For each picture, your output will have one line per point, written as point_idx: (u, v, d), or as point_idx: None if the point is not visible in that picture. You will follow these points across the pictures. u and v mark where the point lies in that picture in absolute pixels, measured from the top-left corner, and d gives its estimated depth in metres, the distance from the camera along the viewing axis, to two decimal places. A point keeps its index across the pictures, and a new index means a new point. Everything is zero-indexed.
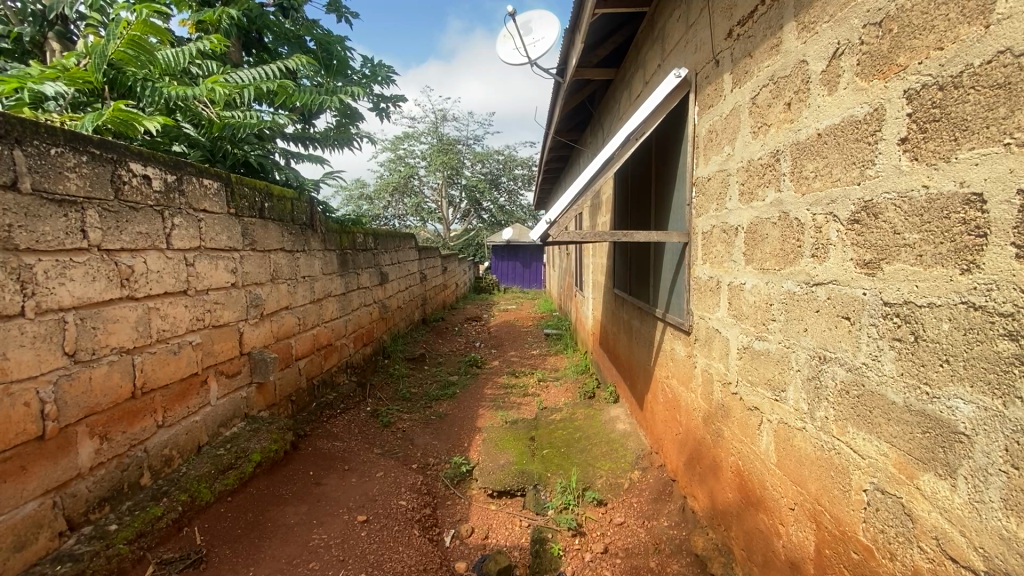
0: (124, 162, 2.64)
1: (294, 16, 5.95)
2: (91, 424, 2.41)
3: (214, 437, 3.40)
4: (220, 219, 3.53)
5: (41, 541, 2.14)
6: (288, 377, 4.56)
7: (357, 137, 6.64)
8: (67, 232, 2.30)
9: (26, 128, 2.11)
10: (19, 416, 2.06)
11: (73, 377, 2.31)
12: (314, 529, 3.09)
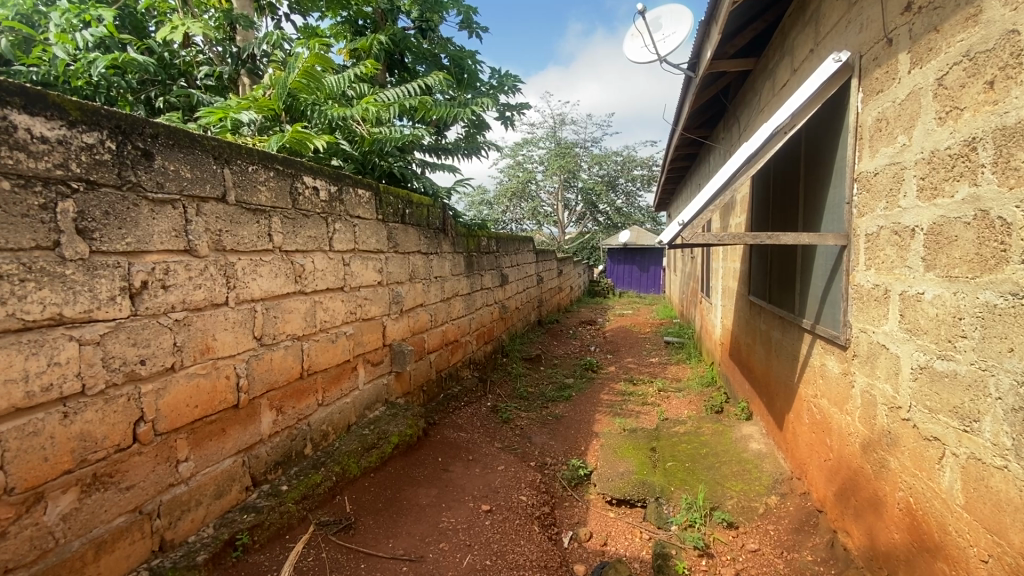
0: (299, 176, 3.08)
1: (431, 36, 6.43)
2: (270, 398, 2.84)
3: (360, 419, 3.81)
4: (370, 224, 3.94)
5: (234, 492, 2.57)
6: (420, 369, 4.94)
7: (484, 145, 6.97)
8: (258, 236, 2.74)
9: (234, 151, 2.56)
10: (222, 386, 2.49)
11: (259, 357, 2.75)
12: (443, 512, 3.31)
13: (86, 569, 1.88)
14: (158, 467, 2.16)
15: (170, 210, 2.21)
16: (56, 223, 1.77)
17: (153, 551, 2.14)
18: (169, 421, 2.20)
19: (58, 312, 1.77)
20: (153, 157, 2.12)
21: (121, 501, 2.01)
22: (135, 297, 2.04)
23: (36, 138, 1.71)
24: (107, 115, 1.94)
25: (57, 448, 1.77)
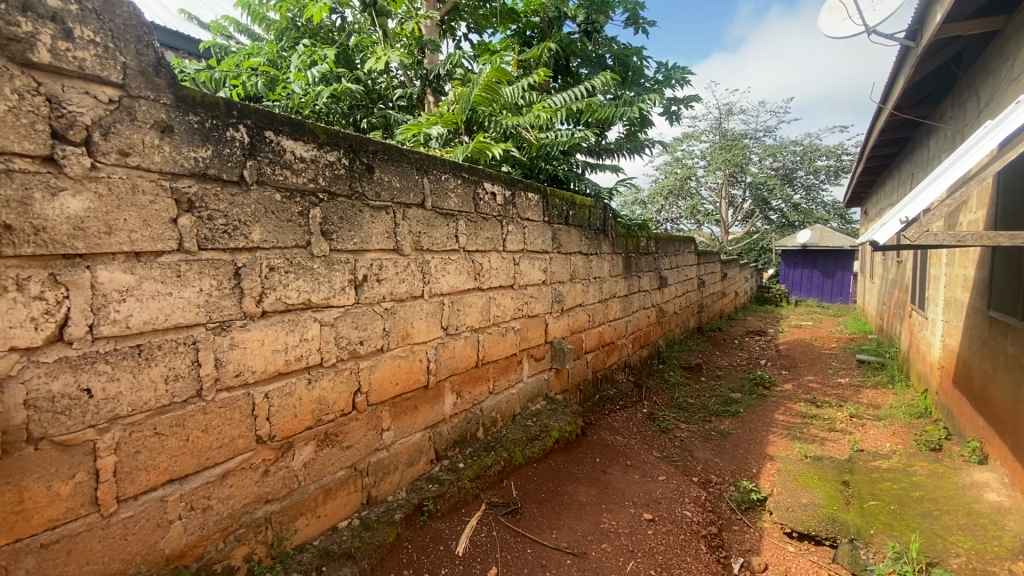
0: (480, 182, 3.36)
1: (596, 38, 6.45)
2: (451, 382, 3.16)
3: (523, 410, 4.01)
4: (538, 226, 4.12)
5: (422, 462, 2.92)
6: (578, 368, 5.01)
7: (648, 143, 6.77)
8: (448, 238, 3.06)
9: (432, 162, 2.90)
10: (416, 368, 2.85)
11: (445, 345, 3.07)
12: (604, 513, 3.31)
13: (317, 508, 2.30)
14: (368, 432, 2.56)
15: (384, 215, 2.59)
16: (308, 226, 2.19)
17: (362, 503, 2.54)
18: (377, 394, 2.59)
19: (308, 298, 2.20)
20: (373, 171, 2.51)
21: (342, 457, 2.42)
22: (357, 288, 2.44)
23: (297, 159, 2.14)
24: (343, 137, 2.35)
25: (303, 408, 2.21)
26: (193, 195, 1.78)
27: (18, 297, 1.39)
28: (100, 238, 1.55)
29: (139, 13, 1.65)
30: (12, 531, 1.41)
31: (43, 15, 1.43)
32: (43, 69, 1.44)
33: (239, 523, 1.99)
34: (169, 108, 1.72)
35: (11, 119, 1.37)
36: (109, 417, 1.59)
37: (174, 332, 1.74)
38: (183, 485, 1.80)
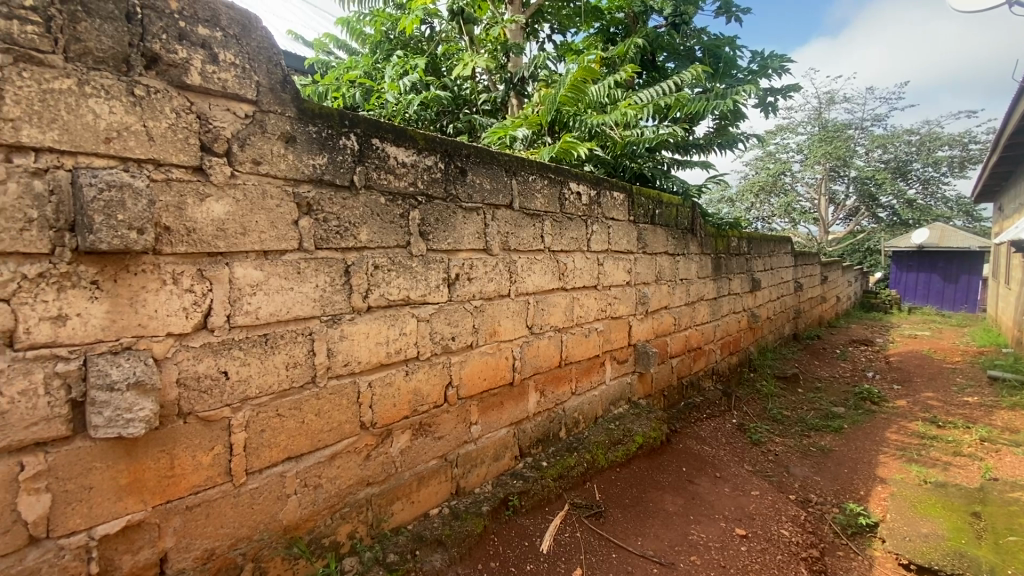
0: (566, 182, 3.36)
1: (685, 30, 6.19)
2: (536, 381, 3.20)
3: (606, 413, 3.95)
4: (623, 226, 4.05)
5: (507, 458, 2.98)
6: (663, 372, 4.85)
7: (741, 137, 6.40)
8: (534, 238, 3.10)
9: (519, 164, 2.95)
10: (503, 366, 2.92)
11: (530, 343, 3.11)
12: (692, 524, 3.19)
13: (412, 494, 2.43)
14: (458, 425, 2.67)
15: (475, 216, 2.68)
16: (408, 227, 2.32)
17: (451, 493, 2.65)
18: (467, 389, 2.69)
19: (407, 295, 2.33)
20: (466, 174, 2.61)
21: (434, 447, 2.54)
22: (450, 287, 2.55)
23: (399, 164, 2.28)
24: (440, 142, 2.46)
25: (401, 398, 2.34)
26: (311, 200, 1.95)
27: (175, 289, 1.60)
28: (236, 238, 1.74)
29: (270, 37, 1.84)
30: (165, 492, 1.63)
31: (195, 43, 1.64)
32: (195, 90, 1.65)
33: (345, 502, 2.16)
34: (293, 120, 1.90)
35: (171, 134, 1.59)
36: (242, 398, 1.79)
37: (293, 323, 1.92)
38: (299, 462, 1.98)
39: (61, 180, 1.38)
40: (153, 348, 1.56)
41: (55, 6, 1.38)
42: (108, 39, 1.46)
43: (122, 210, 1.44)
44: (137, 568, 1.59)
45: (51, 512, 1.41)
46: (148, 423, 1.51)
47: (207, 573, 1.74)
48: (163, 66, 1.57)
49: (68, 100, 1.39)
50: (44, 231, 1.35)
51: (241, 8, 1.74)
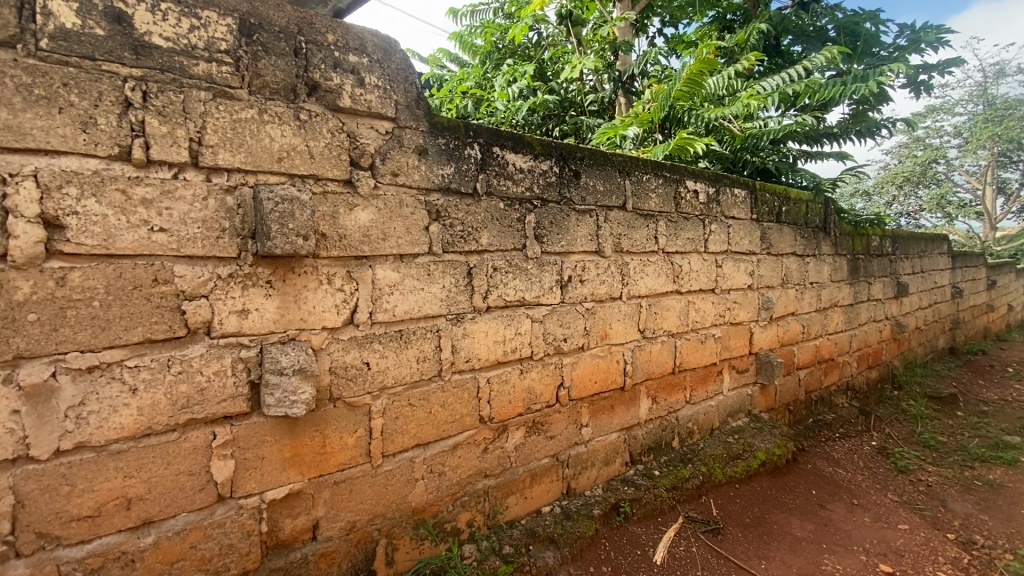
0: (682, 181, 3.23)
1: (815, 9, 5.63)
2: (647, 387, 3.11)
3: (723, 425, 3.73)
4: (745, 225, 3.79)
5: (617, 463, 2.95)
6: (788, 384, 4.46)
7: (884, 122, 5.67)
8: (648, 239, 3.03)
9: (634, 164, 2.90)
10: (615, 369, 2.89)
11: (642, 347, 3.04)
12: (824, 554, 2.91)
13: (525, 490, 2.50)
14: (569, 426, 2.69)
15: (588, 218, 2.68)
16: (524, 231, 2.39)
17: (562, 493, 2.68)
18: (578, 391, 2.70)
19: (523, 297, 2.41)
20: (580, 176, 2.63)
21: (547, 446, 2.59)
22: (563, 288, 2.58)
23: (517, 170, 2.36)
24: (556, 146, 2.51)
25: (516, 395, 2.42)
26: (440, 207, 2.10)
27: (329, 288, 1.82)
28: (377, 243, 1.93)
29: (407, 58, 2.02)
30: (319, 467, 1.85)
31: (347, 70, 1.85)
32: (346, 112, 1.86)
33: (465, 491, 2.28)
34: (425, 133, 2.06)
35: (327, 152, 1.80)
36: (379, 387, 1.97)
37: (422, 321, 2.08)
38: (426, 450, 2.14)
39: (246, 195, 1.64)
40: (311, 340, 1.79)
41: (244, 48, 1.64)
42: (281, 72, 1.70)
43: (292, 220, 1.66)
44: (295, 531, 1.82)
45: (235, 475, 1.68)
46: (307, 405, 1.74)
47: (349, 542, 1.95)
48: (321, 92, 1.80)
49: (252, 126, 1.64)
50: (233, 238, 1.62)
51: (384, 35, 1.94)
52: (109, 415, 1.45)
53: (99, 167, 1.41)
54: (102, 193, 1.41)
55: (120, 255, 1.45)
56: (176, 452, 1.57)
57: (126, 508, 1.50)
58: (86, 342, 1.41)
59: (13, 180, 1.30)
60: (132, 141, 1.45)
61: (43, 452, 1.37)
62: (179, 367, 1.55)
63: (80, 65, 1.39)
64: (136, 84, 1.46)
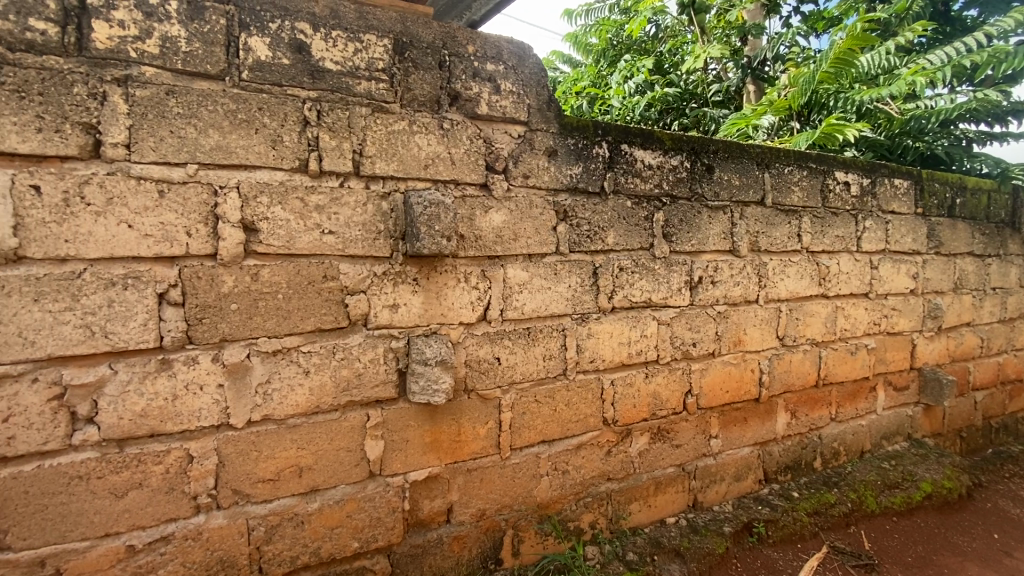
0: (831, 172, 2.91)
1: None
2: (786, 400, 2.85)
3: (875, 448, 3.28)
4: (907, 220, 3.31)
5: (750, 479, 2.74)
6: (961, 407, 3.80)
7: None
8: (789, 237, 2.77)
9: (773, 155, 2.67)
10: (749, 378, 2.68)
11: (780, 356, 2.79)
12: None
13: (649, 498, 2.43)
14: (697, 435, 2.55)
15: (722, 215, 2.52)
16: (653, 230, 2.32)
17: (688, 505, 2.55)
18: (708, 399, 2.56)
19: (650, 298, 2.34)
20: (713, 171, 2.48)
21: (672, 454, 2.49)
22: (693, 290, 2.46)
23: (646, 167, 2.29)
24: (687, 141, 2.39)
25: (642, 399, 2.36)
26: (567, 207, 2.11)
27: (466, 286, 1.92)
28: (509, 243, 2.00)
29: (540, 62, 2.06)
30: (454, 454, 1.97)
31: (484, 78, 1.94)
32: (483, 118, 1.95)
33: (588, 492, 2.27)
34: (556, 135, 2.08)
35: (466, 157, 1.91)
36: (508, 382, 2.04)
37: (549, 319, 2.11)
38: (551, 447, 2.17)
39: (397, 201, 1.79)
40: (450, 334, 1.91)
41: (397, 65, 1.79)
42: (427, 85, 1.84)
43: (437, 222, 1.78)
44: (433, 512, 1.95)
45: (383, 456, 1.84)
46: (446, 394, 1.85)
47: (479, 529, 2.04)
48: (461, 101, 1.90)
49: (403, 137, 1.79)
50: (386, 239, 1.78)
51: (518, 41, 2.00)
52: (287, 393, 1.68)
53: (284, 179, 1.64)
54: (286, 201, 1.63)
55: (298, 255, 1.67)
56: (338, 430, 1.76)
57: (298, 475, 1.72)
58: (272, 329, 1.65)
59: (222, 192, 1.55)
60: (309, 155, 1.66)
61: (239, 421, 1.62)
62: (341, 354, 1.74)
63: (271, 92, 1.62)
64: (312, 105, 1.66)
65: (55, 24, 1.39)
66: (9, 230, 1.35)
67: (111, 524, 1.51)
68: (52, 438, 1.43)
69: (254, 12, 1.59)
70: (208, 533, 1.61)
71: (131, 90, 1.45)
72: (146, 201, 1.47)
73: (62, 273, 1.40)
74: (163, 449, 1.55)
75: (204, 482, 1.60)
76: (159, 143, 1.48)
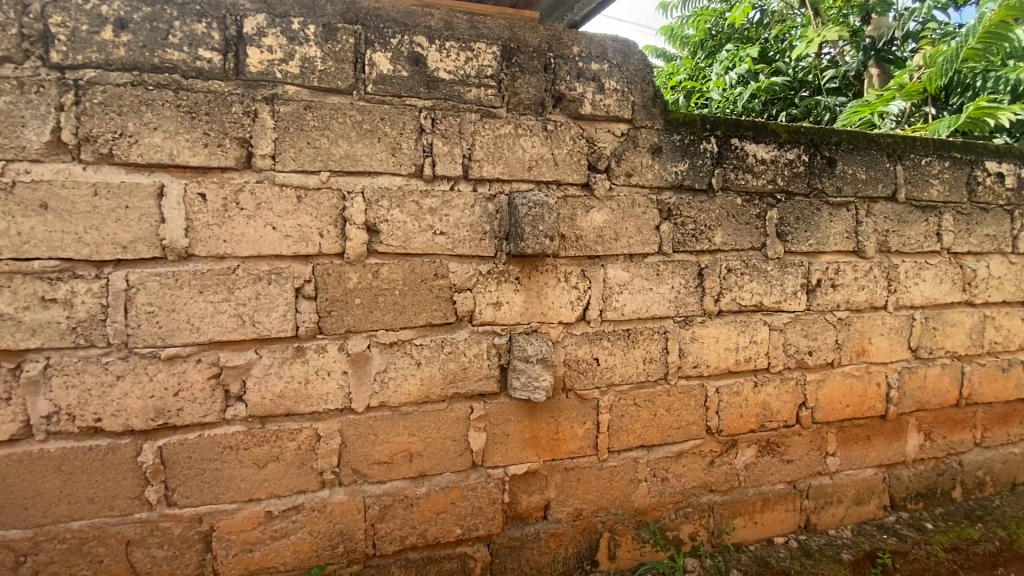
0: (980, 161, 2.54)
1: None
2: (918, 419, 2.54)
3: None
4: None
5: (872, 503, 2.48)
6: None
7: None
8: (925, 236, 2.47)
9: (907, 145, 2.40)
10: (873, 393, 2.43)
11: (913, 370, 2.49)
12: None
13: (755, 514, 2.28)
14: (811, 451, 2.36)
15: (844, 212, 2.31)
16: (765, 229, 2.18)
17: (799, 526, 2.37)
18: (824, 413, 2.35)
19: (760, 301, 2.20)
20: (835, 164, 2.28)
21: (782, 470, 2.32)
22: (810, 294, 2.28)
23: (758, 162, 2.16)
24: (805, 132, 2.22)
25: (749, 409, 2.23)
26: (672, 206, 2.05)
27: (566, 286, 1.94)
28: (611, 243, 1.98)
29: (645, 59, 2.02)
30: (553, 452, 1.99)
31: (589, 78, 1.94)
32: (586, 118, 1.95)
33: (689, 502, 2.19)
34: (661, 132, 2.03)
35: (569, 158, 1.92)
36: (607, 383, 2.02)
37: (651, 321, 2.06)
38: (650, 452, 2.12)
39: (502, 202, 1.85)
40: (550, 332, 1.93)
41: (504, 71, 1.85)
42: (533, 88, 1.88)
43: (542, 222, 1.82)
44: (530, 507, 1.99)
45: (485, 448, 1.91)
46: (547, 392, 1.88)
47: (576, 528, 2.04)
48: (565, 102, 1.92)
49: (509, 140, 1.84)
50: (492, 239, 1.85)
51: (623, 39, 1.98)
52: (401, 382, 1.80)
53: (401, 183, 1.76)
54: (403, 204, 1.75)
55: (413, 254, 1.78)
56: (445, 420, 1.86)
57: (408, 460, 1.84)
58: (389, 322, 1.77)
59: (349, 197, 1.70)
60: (423, 161, 1.77)
61: (359, 406, 1.77)
62: (449, 348, 1.83)
63: (392, 102, 1.74)
64: (427, 113, 1.77)
65: (219, 52, 1.60)
66: (182, 232, 1.58)
67: (253, 491, 1.71)
68: (210, 412, 1.65)
69: (379, 29, 1.72)
70: (331, 506, 1.77)
71: (277, 107, 1.63)
72: (287, 206, 1.65)
73: (220, 269, 1.62)
74: (297, 427, 1.72)
75: (329, 460, 1.76)
76: (298, 153, 1.65)
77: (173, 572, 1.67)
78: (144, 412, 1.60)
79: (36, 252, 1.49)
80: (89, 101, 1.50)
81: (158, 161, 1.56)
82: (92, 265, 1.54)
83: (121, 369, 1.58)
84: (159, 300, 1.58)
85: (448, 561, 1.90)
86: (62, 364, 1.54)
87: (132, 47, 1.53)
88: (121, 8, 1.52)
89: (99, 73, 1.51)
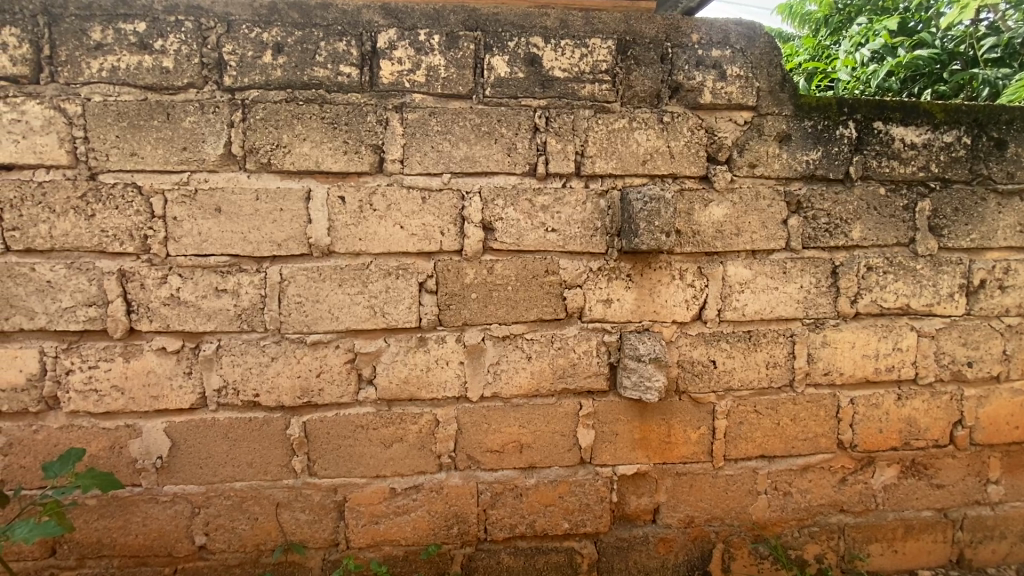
0: None
1: None
2: None
3: None
4: None
5: None
6: None
7: None
8: None
9: None
10: None
11: None
12: None
13: (895, 542, 2.04)
14: (968, 477, 2.06)
15: (1017, 202, 1.98)
16: (914, 222, 1.94)
17: (950, 560, 2.07)
18: (986, 435, 2.04)
19: (907, 304, 1.96)
20: (1005, 146, 1.96)
21: (930, 495, 2.05)
22: (970, 296, 1.98)
23: (907, 146, 1.92)
24: (967, 111, 1.93)
25: (891, 424, 2.00)
26: (802, 197, 1.89)
27: (681, 283, 1.87)
28: (731, 239, 1.88)
29: (773, 41, 1.89)
30: (663, 454, 1.94)
31: (709, 65, 1.85)
32: (704, 108, 1.86)
33: (814, 520, 2.02)
34: (790, 118, 1.88)
35: (686, 150, 1.85)
36: (725, 387, 1.93)
37: (775, 323, 1.92)
38: (771, 463, 1.98)
39: (615, 198, 1.83)
40: (662, 332, 1.88)
41: (619, 65, 1.83)
42: (649, 81, 1.83)
43: (658, 218, 1.76)
44: (639, 509, 1.96)
45: (594, 445, 1.91)
46: (660, 393, 1.82)
47: (687, 535, 1.97)
48: (683, 92, 1.85)
49: (623, 136, 1.82)
50: (603, 236, 1.84)
51: (748, 21, 1.86)
52: (513, 374, 1.85)
53: (516, 182, 1.81)
54: (518, 203, 1.80)
55: (526, 251, 1.83)
56: (555, 414, 1.89)
57: (519, 451, 1.89)
58: (503, 317, 1.84)
59: (468, 197, 1.79)
60: (537, 159, 1.80)
61: (474, 395, 1.85)
62: (560, 343, 1.86)
63: (508, 104, 1.80)
64: (542, 113, 1.80)
65: (356, 66, 1.75)
66: (326, 231, 1.76)
67: (380, 469, 1.87)
68: (346, 393, 1.83)
69: (497, 34, 1.78)
70: (447, 489, 1.88)
71: (405, 114, 1.76)
72: (413, 207, 1.77)
73: (356, 264, 1.78)
74: (419, 412, 1.85)
75: (447, 445, 1.87)
76: (423, 157, 1.77)
77: (313, 535, 1.87)
78: (292, 390, 1.82)
79: (212, 249, 1.75)
80: (253, 117, 1.73)
81: (306, 169, 1.75)
82: (254, 261, 1.77)
83: (275, 352, 1.80)
84: (306, 292, 1.78)
85: (555, 554, 1.93)
86: (230, 345, 1.79)
87: (287, 68, 1.73)
88: (279, 34, 1.72)
89: (261, 92, 1.74)
